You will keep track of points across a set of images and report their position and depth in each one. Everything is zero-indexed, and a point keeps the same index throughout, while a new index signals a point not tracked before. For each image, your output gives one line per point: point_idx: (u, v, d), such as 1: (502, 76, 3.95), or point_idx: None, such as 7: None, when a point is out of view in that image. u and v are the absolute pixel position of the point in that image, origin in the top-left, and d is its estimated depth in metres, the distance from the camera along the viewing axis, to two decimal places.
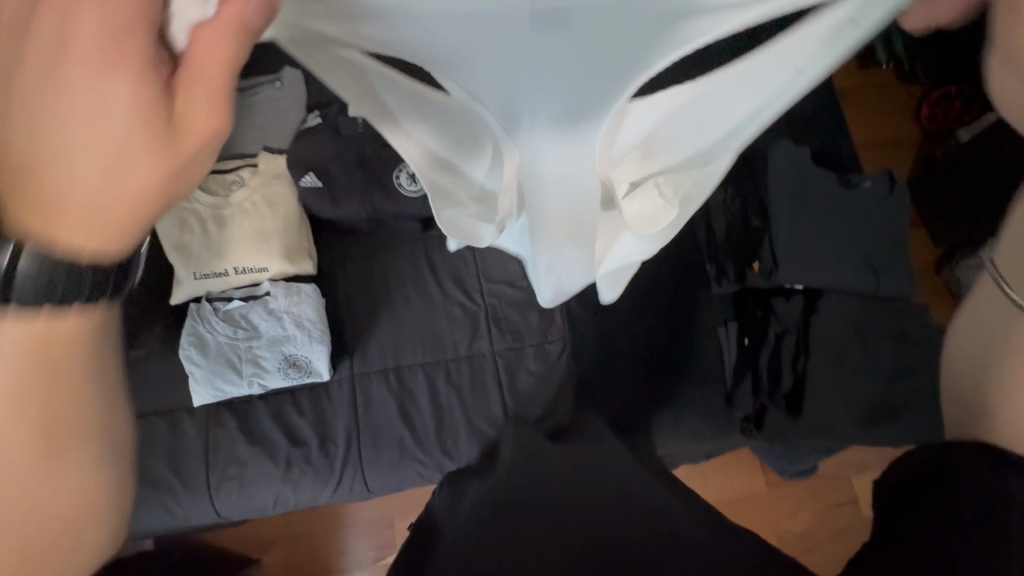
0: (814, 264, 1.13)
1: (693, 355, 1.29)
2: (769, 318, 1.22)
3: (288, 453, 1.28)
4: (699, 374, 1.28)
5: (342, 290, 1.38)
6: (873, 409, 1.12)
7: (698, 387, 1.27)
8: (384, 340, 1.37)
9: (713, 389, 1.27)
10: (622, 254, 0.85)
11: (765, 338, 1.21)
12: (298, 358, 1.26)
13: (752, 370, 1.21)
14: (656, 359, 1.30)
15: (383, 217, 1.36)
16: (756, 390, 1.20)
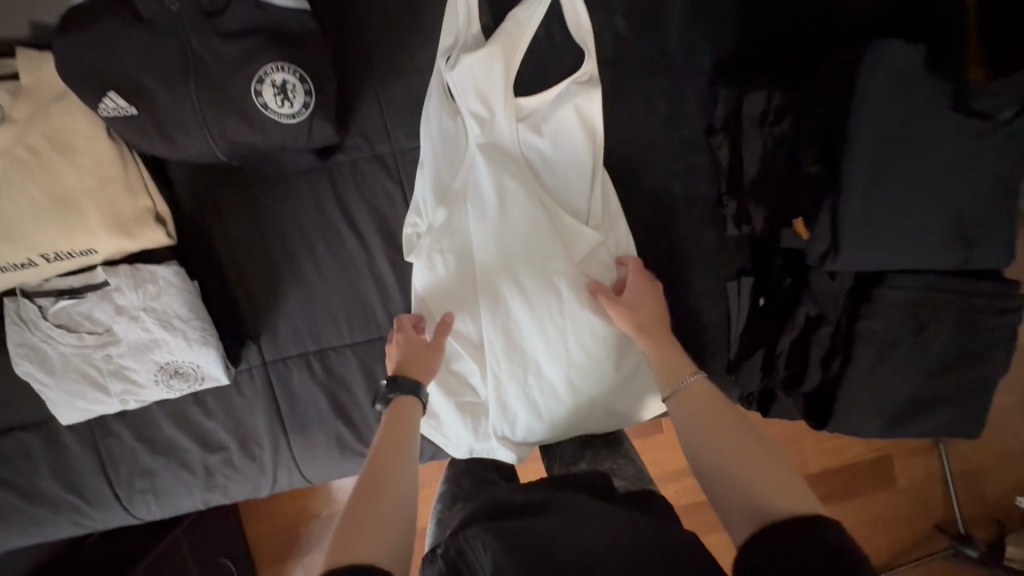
0: (890, 246, 0.78)
1: (692, 318, 1.02)
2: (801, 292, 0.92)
3: (204, 461, 1.07)
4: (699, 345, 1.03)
5: (230, 255, 1.04)
6: (911, 407, 0.89)
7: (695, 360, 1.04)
8: (296, 317, 1.06)
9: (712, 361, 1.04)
10: (586, 364, 0.93)
11: (790, 316, 0.94)
12: (181, 367, 0.95)
13: (766, 346, 0.96)
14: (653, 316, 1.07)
15: (251, 153, 0.90)
16: (767, 372, 0.97)
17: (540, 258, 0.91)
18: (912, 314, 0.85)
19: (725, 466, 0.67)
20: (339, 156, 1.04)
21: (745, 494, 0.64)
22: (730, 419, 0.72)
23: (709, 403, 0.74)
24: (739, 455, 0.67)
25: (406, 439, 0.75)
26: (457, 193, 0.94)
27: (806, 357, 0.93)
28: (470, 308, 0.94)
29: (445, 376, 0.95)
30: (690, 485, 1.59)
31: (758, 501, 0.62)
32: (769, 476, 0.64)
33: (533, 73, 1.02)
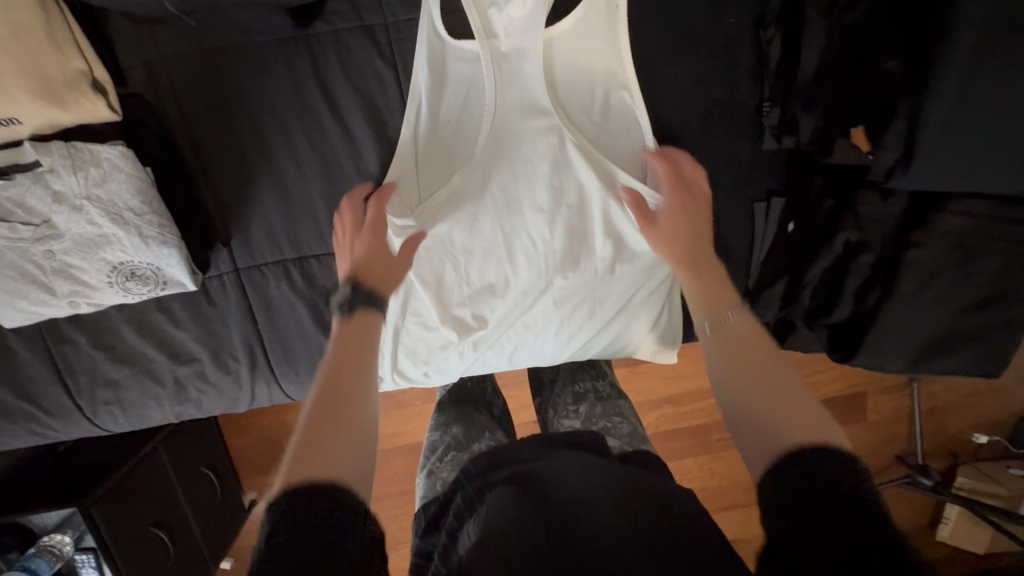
0: (970, 161, 0.71)
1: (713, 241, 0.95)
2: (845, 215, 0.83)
3: (173, 373, 0.98)
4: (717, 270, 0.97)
5: (192, 142, 0.89)
6: (937, 344, 0.83)
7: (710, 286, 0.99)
8: (271, 219, 0.93)
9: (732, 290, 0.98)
10: (589, 298, 0.97)
11: (827, 241, 0.85)
12: (138, 268, 0.82)
13: (792, 274, 0.89)
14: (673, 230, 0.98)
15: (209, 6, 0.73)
16: (788, 302, 0.90)
17: (551, 194, 0.92)
18: (958, 246, 0.77)
19: (736, 396, 0.64)
20: (319, 26, 0.86)
21: (766, 430, 0.59)
22: (773, 371, 0.66)
23: (744, 340, 0.71)
24: (761, 388, 0.64)
25: (362, 356, 0.71)
26: (462, 113, 0.90)
27: (839, 291, 0.86)
28: (473, 236, 0.94)
29: (443, 306, 0.96)
30: (673, 413, 1.60)
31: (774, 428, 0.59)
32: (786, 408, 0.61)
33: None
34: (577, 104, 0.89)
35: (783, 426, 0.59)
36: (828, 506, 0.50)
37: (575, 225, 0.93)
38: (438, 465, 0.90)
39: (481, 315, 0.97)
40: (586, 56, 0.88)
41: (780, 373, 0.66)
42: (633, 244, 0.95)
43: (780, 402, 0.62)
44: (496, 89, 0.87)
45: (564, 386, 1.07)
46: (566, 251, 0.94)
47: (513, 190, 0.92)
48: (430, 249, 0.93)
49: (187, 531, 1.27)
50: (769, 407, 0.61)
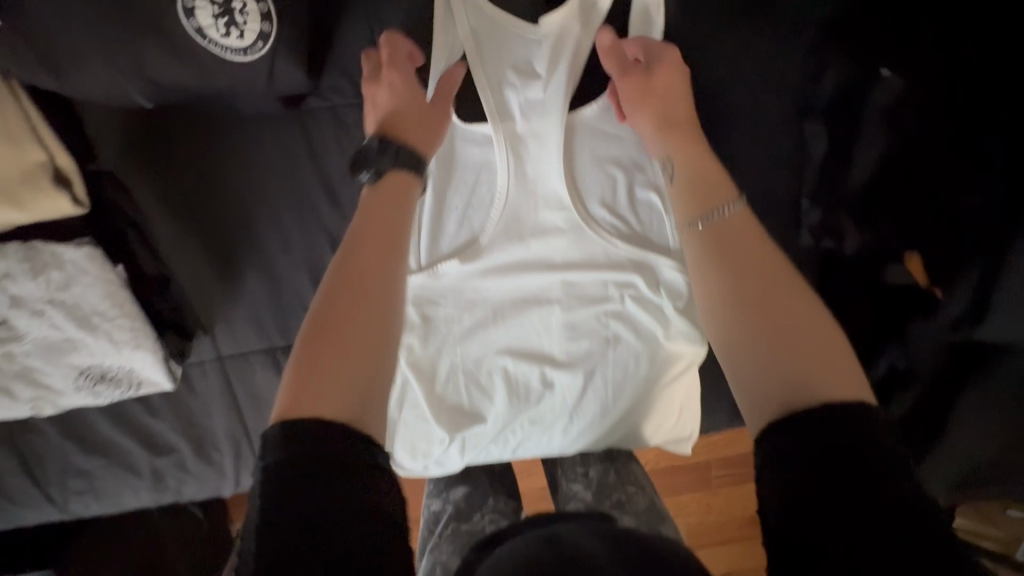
0: None
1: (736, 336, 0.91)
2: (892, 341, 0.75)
3: (151, 463, 0.91)
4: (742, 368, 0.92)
5: (172, 224, 0.80)
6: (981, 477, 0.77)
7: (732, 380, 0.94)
8: (258, 305, 0.85)
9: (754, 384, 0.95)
10: (602, 394, 0.89)
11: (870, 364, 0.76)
12: (109, 371, 0.75)
13: None
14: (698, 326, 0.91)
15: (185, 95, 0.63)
16: None
17: (565, 286, 0.84)
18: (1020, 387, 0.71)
19: (745, 349, 0.50)
20: (313, 100, 0.77)
21: (755, 386, 0.48)
22: (793, 303, 0.51)
23: (756, 256, 0.55)
24: (780, 328, 0.50)
25: (402, 222, 0.59)
26: (470, 199, 0.82)
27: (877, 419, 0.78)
28: (480, 330, 0.86)
29: (445, 399, 0.89)
30: None
31: (801, 389, 0.46)
32: (804, 354, 0.48)
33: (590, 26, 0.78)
34: (599, 192, 0.81)
35: (780, 383, 0.47)
36: (832, 491, 0.40)
37: (590, 318, 0.85)
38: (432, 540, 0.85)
39: (483, 410, 0.89)
40: (613, 142, 0.80)
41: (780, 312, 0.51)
42: (657, 339, 0.87)
43: (782, 355, 0.48)
44: (508, 177, 0.79)
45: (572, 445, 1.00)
46: (584, 349, 0.86)
47: (528, 284, 0.84)
48: (435, 344, 0.86)
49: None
50: (787, 369, 0.47)
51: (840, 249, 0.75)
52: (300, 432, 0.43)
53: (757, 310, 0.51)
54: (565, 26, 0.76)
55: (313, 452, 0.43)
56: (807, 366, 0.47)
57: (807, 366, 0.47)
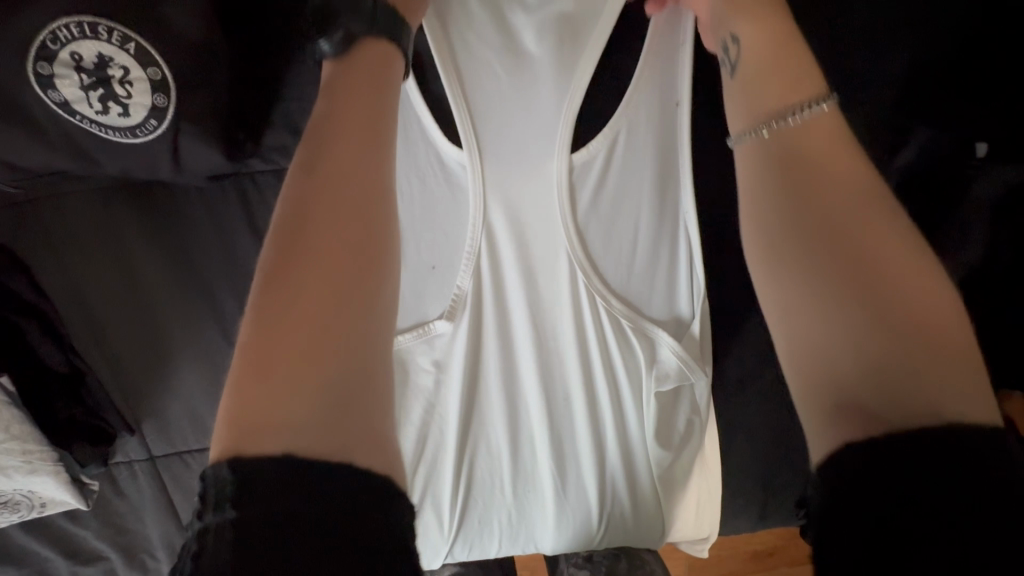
0: None
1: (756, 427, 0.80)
2: None
3: (73, 574, 0.77)
4: (762, 460, 0.81)
5: (82, 307, 0.65)
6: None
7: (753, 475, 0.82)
8: (195, 399, 0.71)
9: (778, 482, 0.82)
10: (609, 490, 0.78)
11: None
12: (2, 495, 0.61)
13: None
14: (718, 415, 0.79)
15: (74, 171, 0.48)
16: None
17: (571, 369, 0.72)
18: None
19: (823, 293, 0.37)
20: (254, 165, 0.60)
21: (841, 366, 0.36)
22: (880, 239, 0.37)
23: (842, 171, 0.40)
24: (864, 280, 0.37)
25: (371, 88, 0.42)
26: (452, 270, 0.68)
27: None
28: (469, 416, 0.74)
29: (426, 493, 0.78)
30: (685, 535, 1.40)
31: (900, 376, 0.34)
32: (911, 322, 0.35)
33: (606, 75, 0.62)
34: (612, 264, 0.68)
35: (876, 360, 0.35)
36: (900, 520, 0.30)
37: (599, 407, 0.74)
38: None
39: (468, 499, 0.79)
40: (629, 205, 0.67)
41: (867, 251, 0.37)
42: (674, 434, 0.74)
43: (868, 317, 0.36)
44: (501, 247, 0.68)
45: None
46: (587, 445, 0.76)
47: (517, 368, 0.73)
48: (415, 442, 0.74)
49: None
50: (873, 337, 0.35)
51: None
52: (261, 466, 0.30)
53: (832, 250, 0.38)
54: (572, 67, 0.61)
55: (270, 491, 0.30)
56: (903, 318, 0.35)
57: (904, 338, 0.35)
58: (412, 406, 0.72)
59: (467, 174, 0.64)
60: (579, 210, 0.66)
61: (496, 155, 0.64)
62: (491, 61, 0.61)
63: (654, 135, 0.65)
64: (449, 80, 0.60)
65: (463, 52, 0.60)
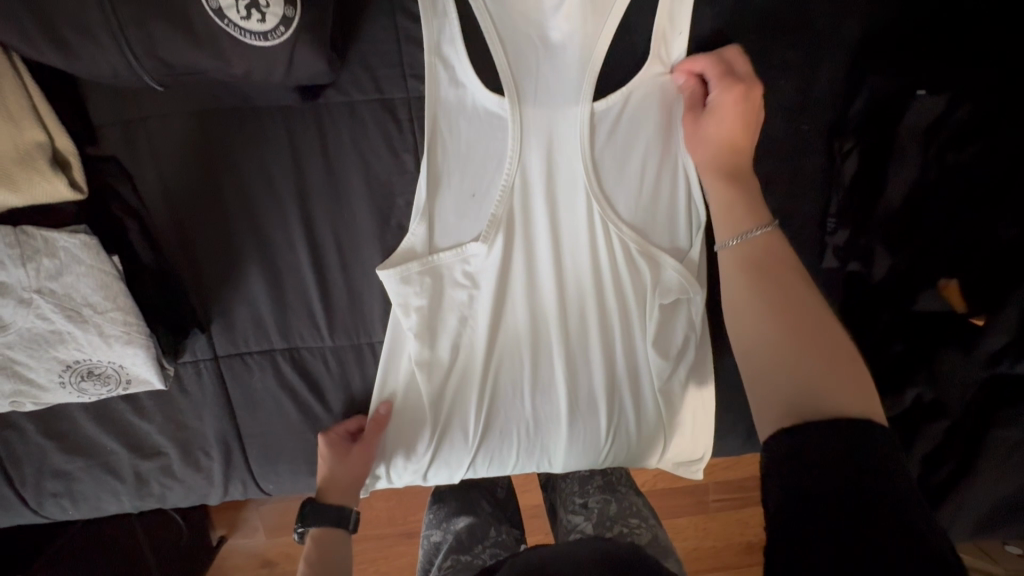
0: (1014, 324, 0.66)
1: None
2: (945, 367, 0.70)
3: (135, 466, 0.86)
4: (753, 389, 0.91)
5: (171, 214, 0.76)
6: (1006, 507, 0.74)
7: (744, 402, 0.92)
8: (259, 304, 0.81)
9: None
10: (617, 406, 0.87)
11: (913, 394, 0.72)
12: (97, 367, 0.70)
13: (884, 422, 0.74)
14: (717, 346, 0.89)
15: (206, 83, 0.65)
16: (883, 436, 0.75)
17: (585, 288, 0.82)
18: None
19: (762, 346, 0.52)
20: (331, 94, 0.74)
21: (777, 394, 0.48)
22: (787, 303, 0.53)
23: (779, 274, 0.56)
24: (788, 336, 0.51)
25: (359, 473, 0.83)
26: (486, 197, 0.78)
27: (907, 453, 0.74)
28: (496, 333, 0.84)
29: (454, 407, 0.86)
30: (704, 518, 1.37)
31: (805, 401, 0.46)
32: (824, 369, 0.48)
33: (626, 34, 0.74)
34: (622, 195, 0.78)
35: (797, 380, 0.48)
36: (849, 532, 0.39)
37: (608, 325, 0.84)
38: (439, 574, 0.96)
39: (491, 414, 0.87)
40: (635, 141, 0.76)
41: (781, 314, 0.52)
42: (675, 352, 0.84)
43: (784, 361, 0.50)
44: (531, 179, 0.78)
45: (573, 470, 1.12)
46: (598, 363, 0.85)
47: (541, 294, 0.83)
48: (448, 352, 0.84)
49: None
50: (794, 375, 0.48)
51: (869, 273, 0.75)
52: None
53: (765, 318, 0.53)
54: (597, 23, 0.73)
55: None
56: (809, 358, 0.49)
57: (817, 373, 0.48)
58: (446, 318, 0.83)
59: (506, 111, 0.75)
60: (591, 147, 0.76)
61: (525, 95, 0.75)
62: (528, 16, 0.73)
63: (660, 82, 0.74)
64: (492, 34, 0.72)
65: (504, 9, 0.72)
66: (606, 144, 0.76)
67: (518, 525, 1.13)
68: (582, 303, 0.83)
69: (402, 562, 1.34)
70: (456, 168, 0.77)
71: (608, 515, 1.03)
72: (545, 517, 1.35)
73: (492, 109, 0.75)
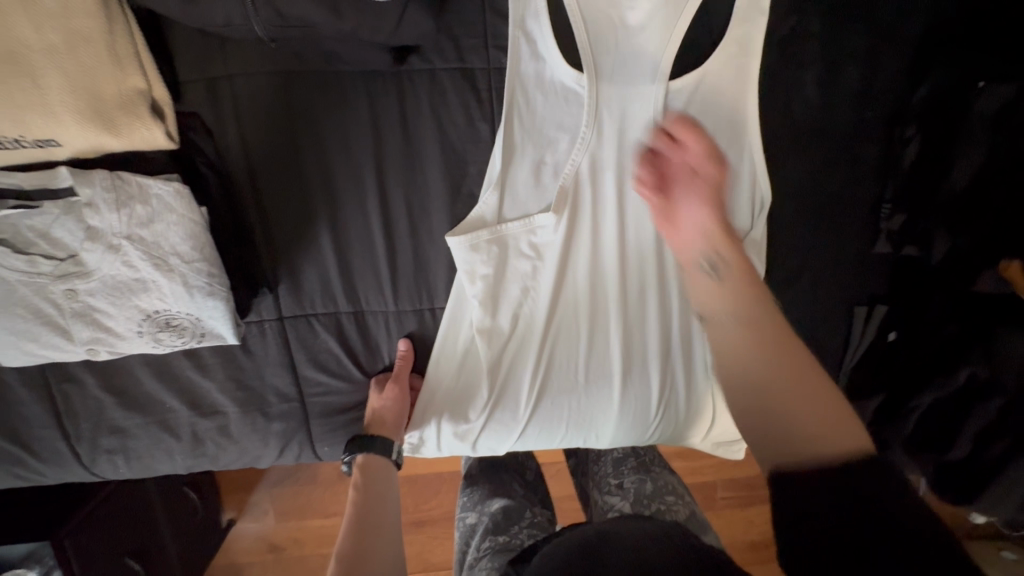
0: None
1: (813, 331, 0.87)
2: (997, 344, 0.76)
3: (192, 425, 0.86)
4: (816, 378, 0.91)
5: (252, 174, 0.77)
6: None
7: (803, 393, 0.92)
8: (328, 266, 0.82)
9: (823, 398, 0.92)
10: (669, 382, 0.89)
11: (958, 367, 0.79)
12: (175, 318, 0.70)
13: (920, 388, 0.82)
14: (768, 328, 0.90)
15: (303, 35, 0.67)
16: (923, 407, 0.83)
17: (649, 263, 0.84)
18: None
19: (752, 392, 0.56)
20: (415, 62, 0.75)
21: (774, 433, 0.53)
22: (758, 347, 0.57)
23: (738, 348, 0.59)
24: (784, 382, 0.55)
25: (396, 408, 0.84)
26: (558, 170, 0.80)
27: (956, 424, 0.80)
28: (554, 305, 0.86)
29: (510, 377, 0.88)
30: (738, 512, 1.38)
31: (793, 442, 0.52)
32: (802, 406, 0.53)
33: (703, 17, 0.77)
34: None
35: (804, 422, 0.52)
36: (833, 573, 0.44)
37: (668, 301, 0.86)
38: (477, 556, 0.93)
39: (544, 385, 0.88)
40: (707, 122, 0.79)
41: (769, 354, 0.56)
42: None
43: (796, 410, 0.53)
44: (602, 154, 0.80)
45: (606, 454, 1.12)
46: (654, 338, 0.87)
47: (602, 269, 0.85)
48: (508, 322, 0.86)
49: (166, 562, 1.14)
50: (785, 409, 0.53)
51: (923, 256, 0.81)
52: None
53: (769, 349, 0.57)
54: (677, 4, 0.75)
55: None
56: (801, 399, 0.53)
57: (809, 416, 0.52)
58: (510, 287, 0.84)
59: (584, 87, 0.77)
60: (667, 126, 0.78)
61: (603, 72, 0.77)
62: None
63: (737, 66, 0.76)
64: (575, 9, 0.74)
65: None
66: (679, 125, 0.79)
67: (549, 507, 1.12)
68: (642, 279, 0.85)
69: (425, 546, 1.33)
70: (532, 140, 0.79)
71: (645, 494, 1.03)
72: (570, 504, 1.36)
73: (570, 84, 0.77)
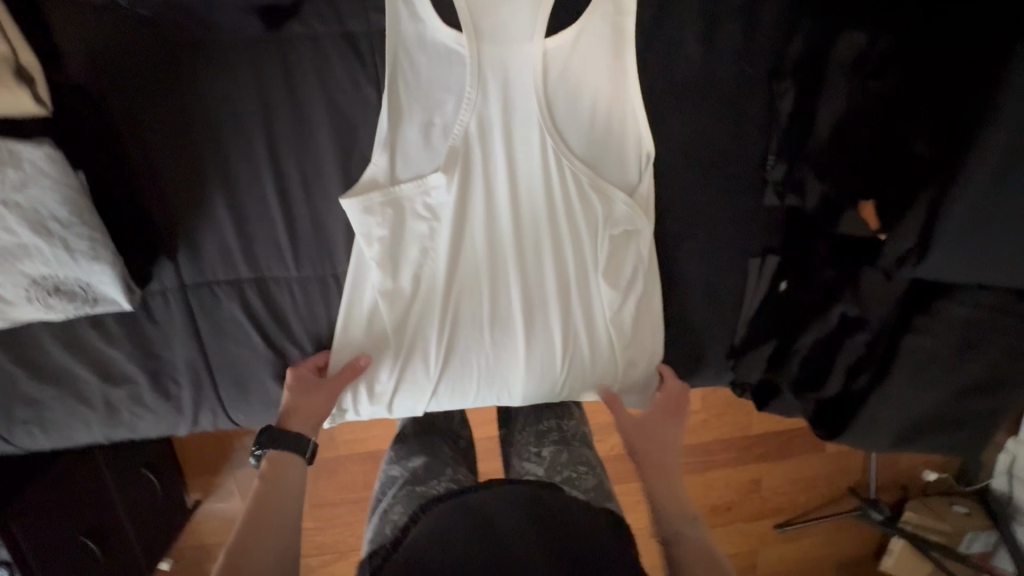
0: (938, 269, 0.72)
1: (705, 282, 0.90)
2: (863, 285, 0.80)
3: (104, 394, 0.88)
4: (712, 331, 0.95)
5: (139, 142, 0.78)
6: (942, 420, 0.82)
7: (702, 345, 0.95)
8: (225, 232, 0.83)
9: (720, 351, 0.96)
10: (572, 339, 0.91)
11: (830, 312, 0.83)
12: (63, 284, 0.72)
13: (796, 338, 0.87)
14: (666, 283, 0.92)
15: None
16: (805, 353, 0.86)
17: (542, 220, 0.86)
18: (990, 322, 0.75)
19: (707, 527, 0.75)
20: (294, 26, 0.76)
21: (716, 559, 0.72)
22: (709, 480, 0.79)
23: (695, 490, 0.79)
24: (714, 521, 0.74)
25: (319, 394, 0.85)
26: (445, 131, 0.82)
27: (830, 362, 0.85)
28: (454, 267, 0.88)
29: (415, 339, 0.90)
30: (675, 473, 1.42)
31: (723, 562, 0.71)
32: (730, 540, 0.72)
33: None
34: (575, 131, 0.82)
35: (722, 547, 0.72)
36: None
37: (565, 258, 0.88)
38: (392, 503, 0.99)
39: (449, 344, 0.90)
40: (586, 80, 0.81)
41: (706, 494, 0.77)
42: (626, 284, 0.88)
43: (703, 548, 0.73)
44: (488, 115, 0.81)
45: (528, 425, 1.15)
46: (554, 296, 0.90)
47: (499, 230, 0.87)
48: (410, 284, 0.87)
49: (122, 540, 1.15)
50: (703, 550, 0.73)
51: (801, 203, 0.82)
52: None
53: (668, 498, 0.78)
54: None
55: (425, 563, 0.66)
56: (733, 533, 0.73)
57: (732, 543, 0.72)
58: (409, 250, 0.86)
59: (463, 47, 0.78)
60: (547, 84, 0.80)
61: (482, 32, 0.78)
62: None
63: (612, 23, 0.78)
64: None
65: None
66: (559, 83, 0.81)
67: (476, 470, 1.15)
68: (538, 238, 0.87)
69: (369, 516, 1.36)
70: (416, 102, 0.80)
71: (559, 462, 1.06)
72: None
73: (449, 44, 0.78)
